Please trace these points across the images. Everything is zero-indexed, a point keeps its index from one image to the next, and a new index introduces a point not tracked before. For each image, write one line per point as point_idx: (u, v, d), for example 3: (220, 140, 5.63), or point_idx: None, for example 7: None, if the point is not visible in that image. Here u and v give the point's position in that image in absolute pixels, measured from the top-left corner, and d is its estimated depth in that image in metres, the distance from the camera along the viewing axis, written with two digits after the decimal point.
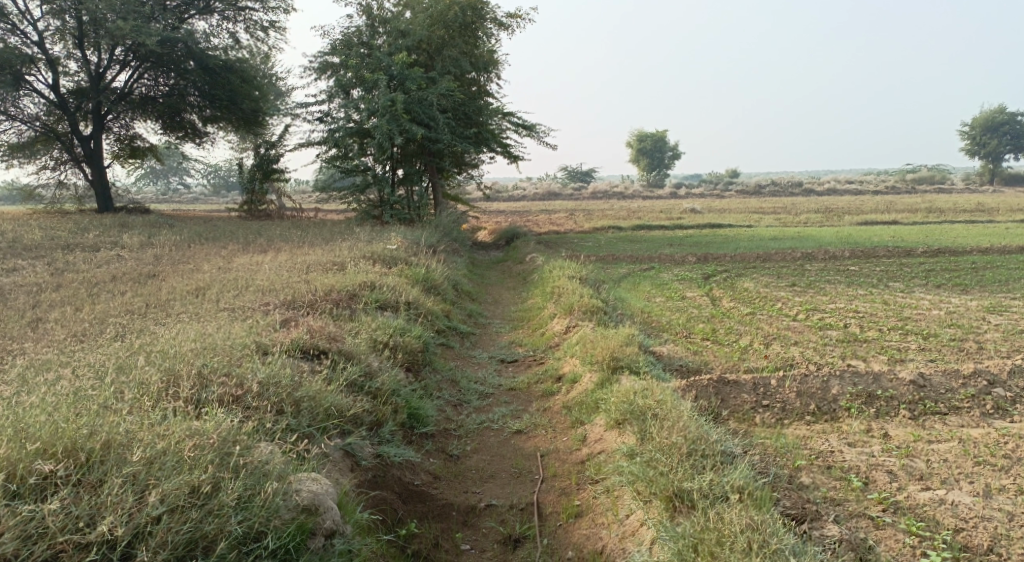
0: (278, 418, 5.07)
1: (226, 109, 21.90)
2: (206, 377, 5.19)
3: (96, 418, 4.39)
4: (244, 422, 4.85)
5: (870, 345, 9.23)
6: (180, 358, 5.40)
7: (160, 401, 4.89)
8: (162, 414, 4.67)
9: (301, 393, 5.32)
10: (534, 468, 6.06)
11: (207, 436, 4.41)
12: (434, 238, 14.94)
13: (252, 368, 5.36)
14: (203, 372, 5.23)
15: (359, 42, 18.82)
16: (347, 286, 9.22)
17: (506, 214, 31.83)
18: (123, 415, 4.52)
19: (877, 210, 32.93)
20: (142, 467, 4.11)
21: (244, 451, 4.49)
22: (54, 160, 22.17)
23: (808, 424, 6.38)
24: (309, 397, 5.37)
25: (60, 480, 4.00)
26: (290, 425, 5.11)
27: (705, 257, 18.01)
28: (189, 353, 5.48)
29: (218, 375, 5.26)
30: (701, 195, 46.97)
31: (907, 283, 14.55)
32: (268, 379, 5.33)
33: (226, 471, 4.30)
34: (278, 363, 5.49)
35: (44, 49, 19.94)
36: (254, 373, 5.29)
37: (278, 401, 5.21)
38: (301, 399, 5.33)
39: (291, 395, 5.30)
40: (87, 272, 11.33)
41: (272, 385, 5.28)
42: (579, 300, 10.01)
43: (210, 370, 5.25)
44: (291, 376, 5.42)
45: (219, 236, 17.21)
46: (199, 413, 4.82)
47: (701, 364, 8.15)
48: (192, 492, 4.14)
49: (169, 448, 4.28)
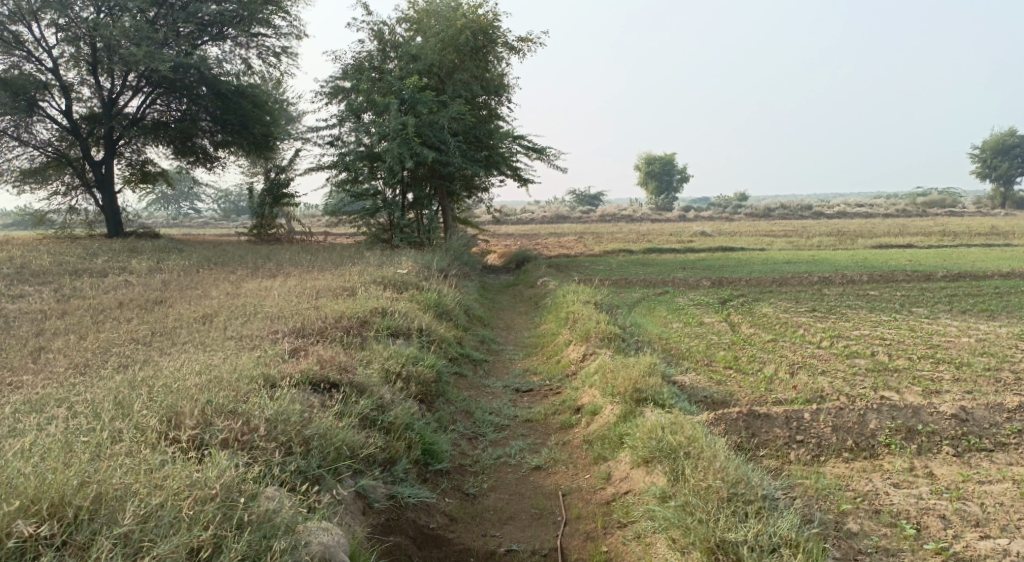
0: (286, 460, 4.74)
1: (237, 134, 21.77)
2: (210, 415, 4.87)
3: (87, 466, 4.07)
4: (249, 466, 4.53)
5: (901, 375, 8.86)
6: (183, 393, 5.08)
7: (160, 443, 4.57)
8: (161, 459, 4.34)
9: (311, 431, 4.99)
10: (556, 508, 5.70)
11: (207, 488, 4.08)
12: (445, 262, 14.67)
13: (259, 404, 5.03)
14: (207, 409, 4.90)
15: (370, 67, 18.74)
16: (358, 312, 8.92)
17: (515, 237, 31.59)
18: (118, 460, 4.20)
19: (890, 233, 32.54)
20: (135, 526, 3.79)
21: (249, 501, 4.17)
22: (65, 185, 22.08)
23: (846, 462, 6.04)
24: (319, 435, 5.04)
25: (45, 542, 3.70)
26: (299, 467, 4.79)
27: (719, 281, 17.67)
28: (192, 388, 5.15)
29: (223, 412, 4.94)
30: (710, 218, 46.70)
31: (930, 308, 14.15)
32: (276, 416, 5.00)
33: (228, 529, 3.98)
34: (287, 398, 5.17)
35: (58, 75, 19.91)
36: (261, 410, 4.96)
37: (287, 440, 4.89)
38: (311, 438, 5.00)
39: (300, 433, 4.97)
40: (93, 298, 11.09)
41: (280, 422, 4.94)
42: (596, 327, 9.68)
43: (214, 406, 4.92)
44: (300, 412, 5.10)
45: (229, 261, 17.00)
46: (201, 457, 4.50)
47: (727, 395, 7.78)
48: (190, 554, 3.84)
49: (166, 502, 3.96)
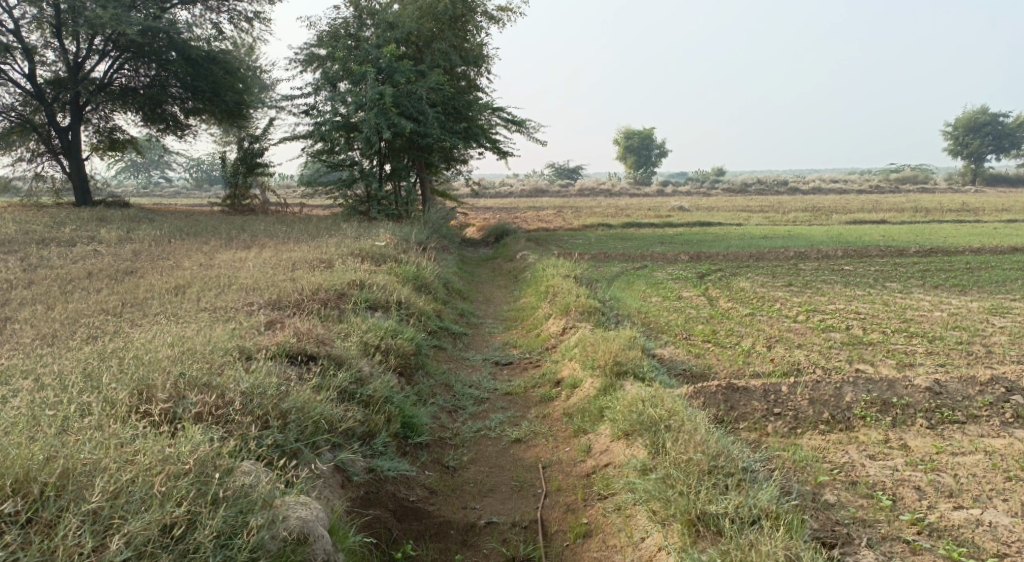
0: (262, 433, 4.67)
1: (208, 101, 21.33)
2: (183, 388, 4.77)
3: (55, 441, 3.98)
4: (224, 440, 4.45)
5: (876, 348, 8.96)
6: (155, 365, 4.98)
7: (132, 417, 4.49)
8: (132, 433, 4.26)
9: (288, 404, 4.92)
10: (536, 480, 5.70)
11: (180, 463, 4.01)
12: (423, 234, 14.56)
13: (234, 377, 4.95)
14: (181, 382, 4.81)
15: (346, 35, 18.39)
16: (335, 284, 8.82)
17: (494, 210, 31.47)
18: (87, 434, 4.11)
19: (864, 209, 32.86)
20: (105, 503, 3.71)
21: (225, 476, 4.11)
22: (31, 151, 21.56)
23: (822, 435, 6.10)
24: (297, 408, 4.98)
25: (11, 519, 3.62)
26: (276, 441, 4.73)
27: (697, 256, 17.73)
28: (165, 360, 5.05)
29: (197, 385, 4.84)
30: (687, 192, 46.86)
31: (904, 283, 14.33)
32: (252, 389, 4.92)
33: (202, 505, 3.92)
34: (263, 371, 5.09)
35: (21, 38, 19.33)
36: (236, 383, 4.87)
37: (264, 413, 4.82)
38: (288, 411, 4.93)
39: (277, 406, 4.90)
40: (63, 268, 10.87)
41: (256, 395, 4.87)
42: (576, 300, 9.66)
43: (188, 379, 4.83)
44: (277, 385, 5.02)
45: (202, 232, 16.73)
46: (174, 431, 4.41)
47: (705, 368, 7.82)
48: (163, 531, 3.77)
49: (138, 478, 3.88)
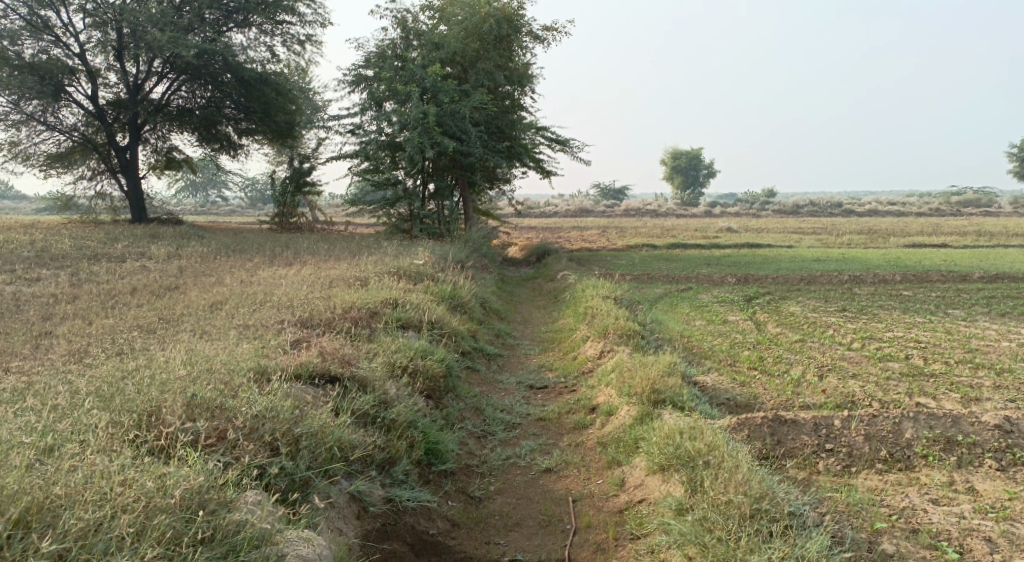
0: (269, 461, 4.43)
1: (260, 121, 21.58)
2: (193, 410, 4.59)
3: (45, 467, 3.81)
4: (224, 469, 4.22)
5: (938, 380, 8.38)
6: (168, 384, 4.80)
7: (135, 441, 4.30)
8: (129, 457, 4.06)
9: (301, 429, 4.68)
10: (565, 515, 5.35)
11: (166, 497, 3.79)
12: (464, 253, 14.35)
13: (247, 399, 4.73)
14: (191, 403, 4.62)
15: (393, 55, 18.39)
16: (368, 303, 8.62)
17: (539, 230, 31.20)
18: (81, 459, 3.93)
19: (922, 232, 31.71)
20: (74, 540, 3.50)
21: (213, 513, 3.87)
22: (91, 170, 22.08)
23: (879, 474, 5.63)
24: (310, 433, 4.73)
25: None
26: (284, 469, 4.48)
27: (745, 278, 17.15)
28: (178, 380, 4.87)
29: (208, 407, 4.65)
30: (736, 214, 45.85)
31: (967, 310, 13.56)
32: (265, 412, 4.70)
33: (181, 545, 3.69)
34: (279, 393, 4.87)
35: (85, 60, 19.84)
36: (247, 406, 4.65)
37: (274, 438, 4.59)
38: (302, 436, 4.69)
39: (290, 431, 4.67)
40: (106, 283, 10.92)
41: (268, 419, 4.64)
42: (615, 323, 9.29)
43: (198, 401, 4.63)
44: (291, 409, 4.79)
45: (247, 248, 16.80)
46: (174, 457, 4.21)
47: (751, 398, 7.37)
48: None
49: (115, 514, 3.67)
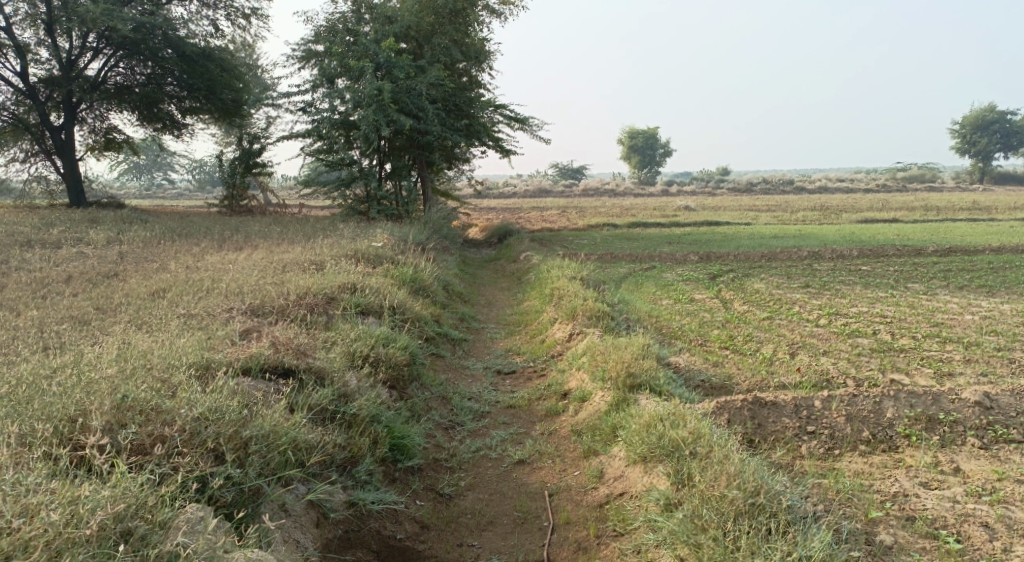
0: (212, 471, 4.04)
1: (205, 99, 20.69)
2: (123, 414, 4.16)
3: None
4: (156, 484, 3.84)
5: (909, 356, 8.27)
6: (97, 385, 4.36)
7: (55, 454, 3.90)
8: (45, 475, 3.66)
9: (251, 432, 4.28)
10: (542, 511, 5.08)
11: (81, 528, 3.41)
12: (423, 235, 13.92)
13: (188, 399, 4.30)
14: (122, 407, 4.19)
15: (345, 30, 17.66)
16: (325, 288, 8.17)
17: (498, 210, 30.75)
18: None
19: (874, 207, 32.13)
20: None
21: (139, 540, 3.51)
22: (24, 152, 20.95)
23: (863, 457, 5.47)
24: (261, 435, 4.34)
25: None
26: (232, 478, 4.10)
27: (707, 256, 17.02)
28: (108, 380, 4.42)
29: (142, 410, 4.23)
30: (693, 192, 45.91)
31: (927, 284, 13.58)
32: (208, 413, 4.28)
33: None
34: (224, 392, 4.45)
35: (14, 35, 18.72)
36: (186, 409, 4.24)
37: (218, 443, 4.18)
38: (251, 439, 4.29)
39: (237, 433, 4.26)
40: (42, 271, 10.26)
41: (211, 421, 4.24)
42: (583, 304, 8.99)
43: (130, 404, 4.21)
44: (238, 408, 4.38)
45: (194, 232, 16.11)
46: (99, 471, 3.81)
47: (725, 379, 7.15)
48: None
49: (19, 549, 3.31)
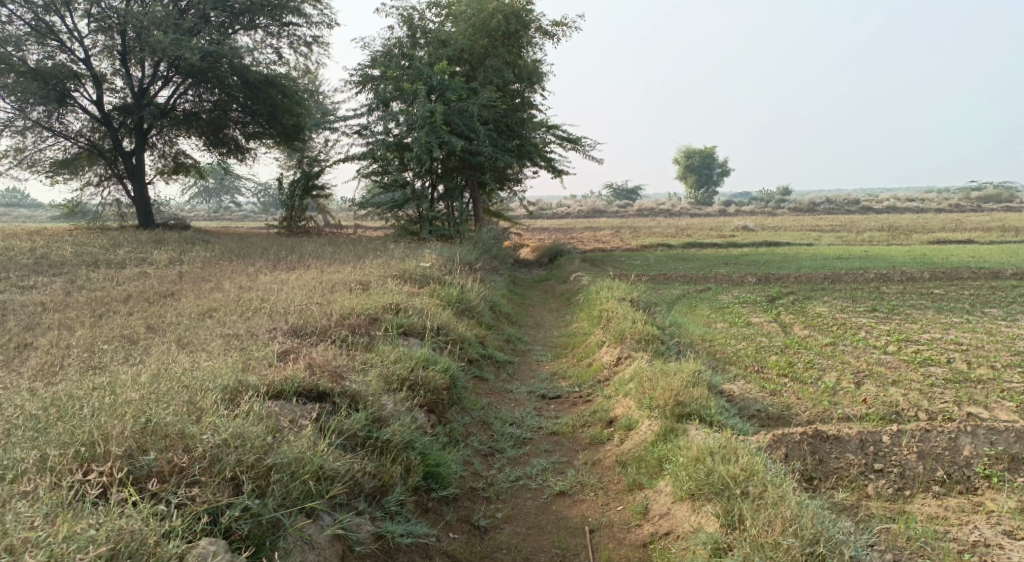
0: (229, 502, 3.91)
1: (267, 123, 21.05)
2: (145, 438, 4.07)
3: None
4: (167, 517, 3.73)
5: (987, 387, 7.67)
6: (125, 409, 4.27)
7: (71, 480, 3.83)
8: (57, 507, 3.59)
9: (273, 460, 4.13)
10: (582, 549, 4.76)
11: None
12: (473, 255, 13.75)
13: (212, 425, 4.19)
14: (144, 430, 4.11)
15: (400, 54, 17.75)
16: (368, 308, 8.02)
17: (551, 231, 30.49)
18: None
19: (945, 228, 30.76)
20: None
21: None
22: (97, 176, 21.60)
23: (937, 499, 5.00)
24: (284, 464, 4.18)
25: None
26: (249, 510, 3.95)
27: (766, 278, 16.43)
28: (134, 403, 4.33)
29: (165, 435, 4.13)
30: (752, 212, 44.81)
31: (1005, 309, 12.76)
32: (230, 439, 4.16)
33: None
34: (249, 418, 4.32)
35: (90, 65, 19.32)
36: (209, 435, 4.12)
37: (238, 473, 4.04)
38: (273, 468, 4.14)
39: (259, 462, 4.12)
40: (99, 289, 10.39)
41: (233, 449, 4.11)
42: (632, 327, 8.64)
43: (153, 428, 4.12)
44: (262, 436, 4.24)
45: (251, 253, 16.27)
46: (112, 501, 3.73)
47: (784, 410, 6.71)
48: None
49: None
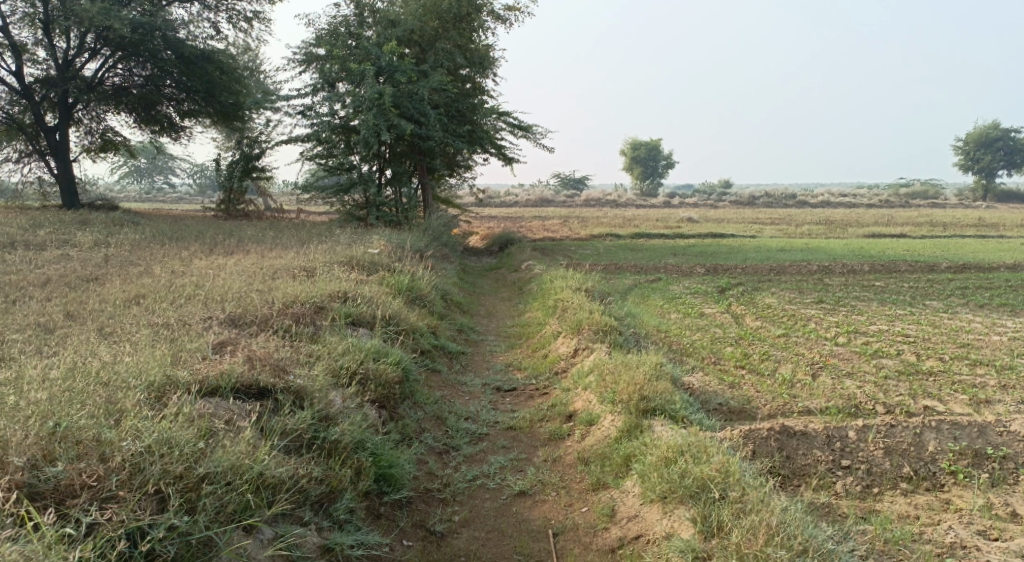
0: (150, 519, 3.62)
1: (204, 101, 20.13)
2: (55, 446, 3.77)
3: None
4: (77, 541, 3.44)
5: (939, 379, 7.70)
6: (30, 415, 3.94)
7: None
8: None
9: (205, 469, 3.84)
10: (545, 555, 4.55)
11: None
12: (422, 241, 13.37)
13: (133, 430, 3.90)
14: (53, 438, 3.81)
15: (346, 33, 17.14)
16: (314, 296, 7.59)
17: (499, 219, 30.18)
18: None
19: (879, 223, 31.62)
20: None
21: None
22: (18, 152, 20.36)
23: (905, 496, 4.92)
24: (218, 473, 3.89)
25: None
26: (176, 527, 3.65)
27: (714, 268, 16.47)
28: (42, 406, 4.00)
29: (77, 442, 3.83)
30: (695, 205, 45.35)
31: (945, 302, 12.99)
32: (153, 445, 3.86)
33: None
34: (177, 423, 4.02)
35: (10, 33, 18.15)
36: (128, 441, 3.82)
37: (163, 485, 3.74)
38: (204, 478, 3.85)
39: (189, 471, 3.83)
40: (17, 273, 9.67)
41: (157, 458, 3.80)
42: (589, 317, 8.41)
43: (63, 434, 3.82)
44: (191, 441, 3.95)
45: (186, 236, 15.53)
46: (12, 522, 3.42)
47: (745, 403, 6.57)
48: None
49: None
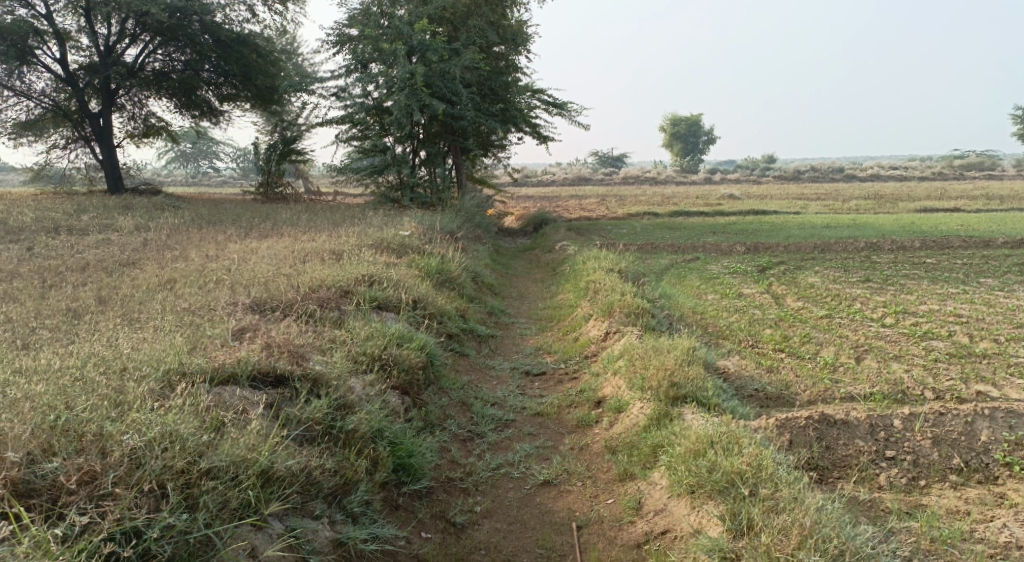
0: (148, 517, 3.54)
1: (241, 85, 20.16)
2: (56, 440, 3.72)
3: None
4: (71, 541, 3.38)
5: (992, 363, 7.27)
6: (31, 408, 3.89)
7: None
8: None
9: (207, 462, 3.77)
10: (568, 549, 4.37)
11: None
12: (455, 223, 13.19)
13: (136, 423, 3.84)
14: (54, 431, 3.76)
15: (379, 12, 16.93)
16: (340, 280, 7.46)
17: (537, 199, 29.85)
18: None
19: (930, 197, 30.47)
20: None
21: None
22: (64, 139, 20.67)
23: (954, 490, 4.61)
24: (221, 467, 3.82)
25: None
26: (174, 525, 3.56)
27: (755, 247, 16.01)
28: (46, 398, 3.95)
29: (79, 435, 3.78)
30: (738, 181, 44.38)
31: (1000, 280, 12.38)
32: (155, 439, 3.80)
33: None
34: (181, 415, 3.95)
35: (53, 21, 18.35)
36: (129, 435, 3.77)
37: (163, 480, 3.67)
38: (206, 472, 3.78)
39: (191, 465, 3.76)
40: (56, 258, 9.73)
41: (158, 452, 3.74)
42: (621, 299, 8.15)
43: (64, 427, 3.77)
44: (195, 433, 3.89)
45: (222, 220, 15.58)
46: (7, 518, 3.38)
47: (784, 390, 6.27)
48: None
49: None
